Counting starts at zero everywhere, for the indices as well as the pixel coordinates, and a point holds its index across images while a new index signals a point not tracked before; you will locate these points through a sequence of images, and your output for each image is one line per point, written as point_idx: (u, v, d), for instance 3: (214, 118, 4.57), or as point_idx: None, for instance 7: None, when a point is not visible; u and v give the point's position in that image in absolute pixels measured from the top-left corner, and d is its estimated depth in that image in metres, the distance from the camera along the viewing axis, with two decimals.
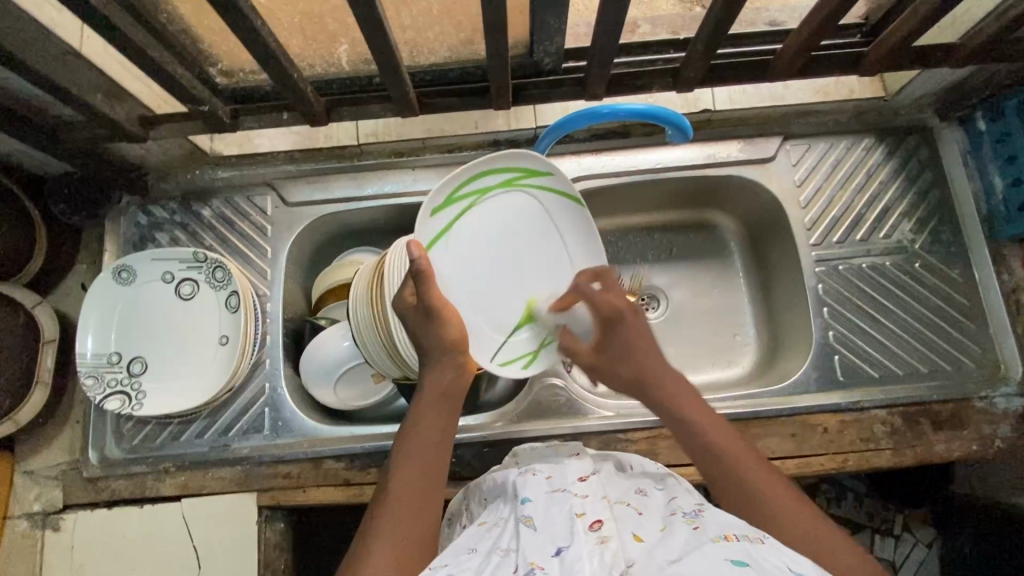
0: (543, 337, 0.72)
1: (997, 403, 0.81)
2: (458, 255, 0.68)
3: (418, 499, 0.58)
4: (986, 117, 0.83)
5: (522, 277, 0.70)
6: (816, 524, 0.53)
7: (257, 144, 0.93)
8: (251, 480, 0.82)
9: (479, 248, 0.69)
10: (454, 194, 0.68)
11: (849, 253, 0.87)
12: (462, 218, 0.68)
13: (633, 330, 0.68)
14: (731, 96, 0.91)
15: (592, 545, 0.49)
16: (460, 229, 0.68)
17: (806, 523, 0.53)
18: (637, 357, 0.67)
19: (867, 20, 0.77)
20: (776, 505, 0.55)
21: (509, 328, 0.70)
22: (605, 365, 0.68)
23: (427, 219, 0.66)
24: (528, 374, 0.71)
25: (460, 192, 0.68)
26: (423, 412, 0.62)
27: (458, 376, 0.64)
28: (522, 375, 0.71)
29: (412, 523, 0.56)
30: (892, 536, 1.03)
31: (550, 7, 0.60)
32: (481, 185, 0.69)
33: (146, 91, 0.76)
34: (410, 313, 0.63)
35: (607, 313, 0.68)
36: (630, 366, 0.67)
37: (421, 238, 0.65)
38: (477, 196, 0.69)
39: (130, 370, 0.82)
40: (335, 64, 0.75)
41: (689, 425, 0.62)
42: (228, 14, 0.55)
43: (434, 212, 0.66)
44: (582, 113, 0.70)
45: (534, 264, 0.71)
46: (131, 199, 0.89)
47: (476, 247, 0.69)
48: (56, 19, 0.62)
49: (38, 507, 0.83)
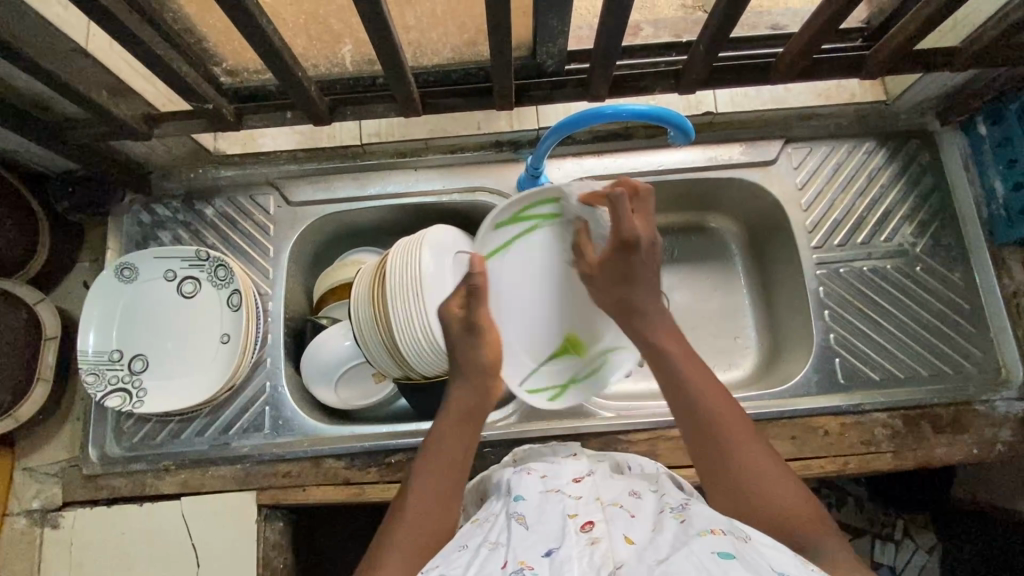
0: (572, 373, 0.81)
1: (998, 407, 0.81)
2: (516, 274, 0.77)
3: (436, 506, 0.59)
4: (989, 122, 0.83)
5: (565, 313, 0.79)
6: (779, 476, 0.58)
7: (262, 143, 0.91)
8: (250, 478, 0.82)
9: (534, 275, 0.77)
10: (522, 213, 0.76)
11: (851, 256, 0.87)
12: (524, 237, 0.76)
13: (640, 259, 0.69)
14: (733, 98, 0.88)
15: (583, 545, 0.49)
16: (521, 245, 0.77)
17: (786, 493, 0.57)
18: (634, 281, 0.70)
19: (869, 25, 0.77)
20: (758, 477, 0.58)
21: (545, 356, 0.80)
22: (598, 278, 0.72)
23: (489, 232, 0.75)
24: (552, 406, 0.80)
25: (528, 212, 0.76)
26: (445, 428, 0.64)
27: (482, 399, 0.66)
28: (546, 406, 0.80)
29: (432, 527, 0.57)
30: (892, 541, 1.02)
31: (554, 8, 0.61)
32: (550, 210, 0.76)
33: (151, 90, 0.76)
34: None
35: (621, 238, 0.68)
36: (624, 285, 0.70)
37: (481, 249, 0.75)
38: (545, 218, 0.77)
39: (132, 367, 0.82)
40: (339, 64, 0.76)
41: (675, 373, 0.64)
42: (235, 14, 0.56)
43: (499, 227, 0.75)
44: (585, 114, 0.69)
45: (579, 299, 0.79)
46: (135, 198, 0.90)
47: (530, 267, 0.77)
48: (62, 16, 0.62)
49: (38, 503, 0.83)
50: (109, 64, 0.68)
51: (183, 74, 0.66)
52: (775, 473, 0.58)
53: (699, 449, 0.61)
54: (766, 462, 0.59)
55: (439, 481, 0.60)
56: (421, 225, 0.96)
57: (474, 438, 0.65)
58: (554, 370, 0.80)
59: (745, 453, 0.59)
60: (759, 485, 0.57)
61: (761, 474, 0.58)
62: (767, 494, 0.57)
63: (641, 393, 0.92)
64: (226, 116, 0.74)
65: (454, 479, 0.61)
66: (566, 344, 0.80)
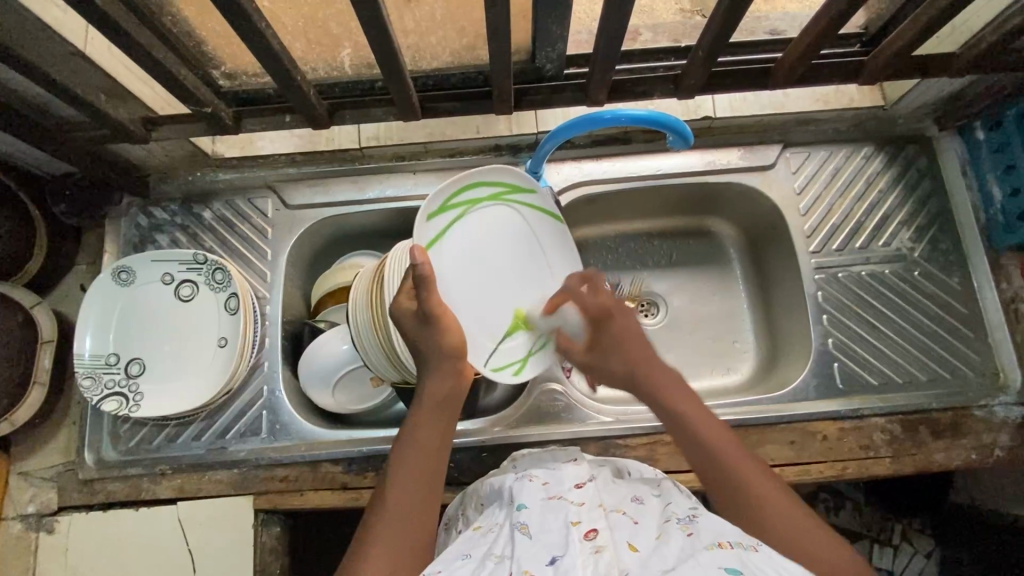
0: (529, 347, 0.74)
1: (997, 412, 0.81)
2: (460, 259, 0.70)
3: (415, 501, 0.59)
4: (986, 128, 0.84)
5: (509, 289, 0.73)
6: (809, 528, 0.55)
7: (260, 146, 0.90)
8: (247, 483, 0.82)
9: (470, 255, 0.70)
10: (448, 202, 0.69)
11: (850, 260, 0.88)
12: (456, 226, 0.70)
13: (619, 332, 0.70)
14: (732, 103, 0.88)
15: (587, 554, 0.48)
16: (453, 235, 0.70)
17: (806, 536, 0.54)
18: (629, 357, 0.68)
19: (868, 29, 0.77)
20: (781, 522, 0.55)
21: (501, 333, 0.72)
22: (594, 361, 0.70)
23: (424, 225, 0.67)
24: (518, 381, 0.73)
25: (453, 200, 0.69)
26: (422, 419, 0.62)
27: (458, 384, 0.64)
28: (513, 382, 0.73)
29: (411, 525, 0.57)
30: (891, 546, 1.02)
31: (553, 13, 0.61)
32: (471, 197, 0.71)
33: (150, 93, 0.76)
34: (407, 318, 0.63)
35: (596, 312, 0.70)
36: (619, 356, 0.69)
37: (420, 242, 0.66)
38: (468, 206, 0.71)
39: (128, 371, 0.82)
40: (338, 68, 0.76)
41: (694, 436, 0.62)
42: (235, 18, 0.56)
43: (431, 218, 0.67)
44: (583, 119, 0.70)
45: (518, 275, 0.74)
46: (133, 201, 0.90)
47: (467, 254, 0.70)
48: (61, 20, 0.62)
49: (33, 508, 0.82)
50: (108, 67, 0.68)
51: (183, 78, 0.66)
52: (795, 516, 0.55)
53: (718, 492, 0.59)
54: (793, 515, 0.56)
55: (417, 476, 0.60)
56: (419, 229, 0.96)
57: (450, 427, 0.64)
58: (512, 347, 0.73)
59: (763, 495, 0.57)
60: (782, 530, 0.55)
61: (781, 516, 0.55)
62: (789, 537, 0.54)
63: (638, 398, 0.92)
64: (225, 119, 0.74)
65: (431, 472, 0.61)
66: (518, 320, 0.73)
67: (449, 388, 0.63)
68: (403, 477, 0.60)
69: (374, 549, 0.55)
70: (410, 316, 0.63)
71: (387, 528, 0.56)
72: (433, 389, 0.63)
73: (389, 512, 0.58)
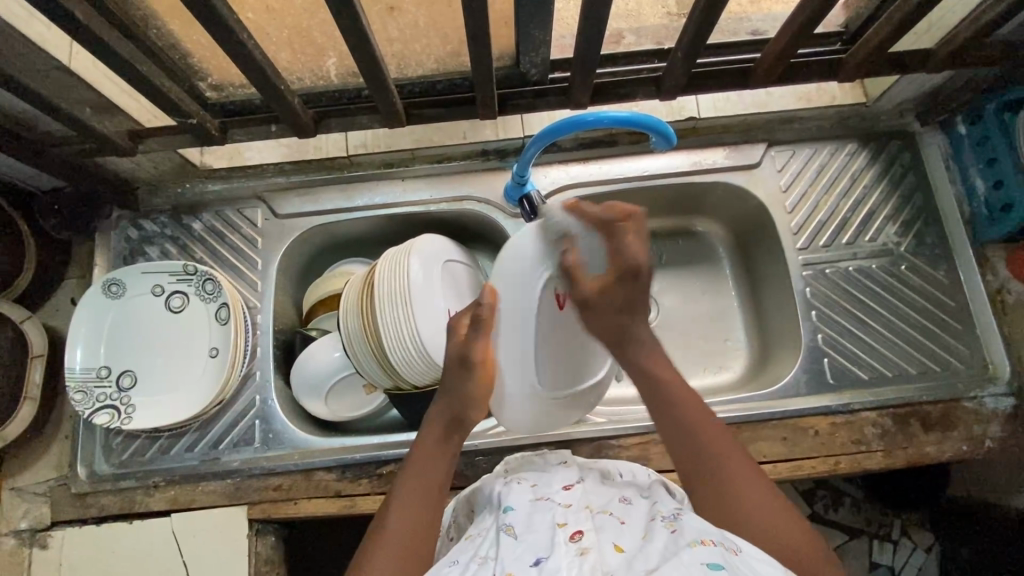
0: None
1: (986, 403, 0.82)
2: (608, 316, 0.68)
3: (417, 507, 0.60)
4: (968, 121, 0.84)
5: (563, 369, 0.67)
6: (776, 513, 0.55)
7: (248, 157, 0.91)
8: (241, 493, 0.82)
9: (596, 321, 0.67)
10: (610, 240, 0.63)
11: (837, 256, 0.88)
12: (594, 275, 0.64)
13: (642, 290, 0.62)
14: (716, 103, 0.89)
15: (572, 555, 0.48)
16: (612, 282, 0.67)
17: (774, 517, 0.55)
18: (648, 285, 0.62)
19: (847, 28, 0.78)
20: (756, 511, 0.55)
21: None
22: (600, 310, 0.61)
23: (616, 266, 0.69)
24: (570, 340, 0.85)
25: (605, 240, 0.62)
26: (424, 447, 0.65)
27: (467, 407, 0.66)
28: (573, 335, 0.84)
29: (422, 520, 0.59)
30: (890, 541, 1.02)
31: (535, 18, 0.61)
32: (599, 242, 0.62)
33: (135, 105, 0.76)
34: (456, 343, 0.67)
35: (627, 264, 0.60)
36: (634, 287, 0.61)
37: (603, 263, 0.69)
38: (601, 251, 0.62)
39: (120, 384, 0.82)
40: (323, 77, 0.76)
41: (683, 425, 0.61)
42: (219, 31, 0.56)
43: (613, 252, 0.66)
44: (567, 121, 0.68)
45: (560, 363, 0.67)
46: (122, 214, 0.90)
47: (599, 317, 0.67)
48: (44, 35, 0.62)
49: (26, 524, 0.82)
50: (93, 82, 0.69)
51: (167, 90, 0.66)
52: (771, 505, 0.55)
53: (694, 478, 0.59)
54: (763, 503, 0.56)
55: (422, 483, 0.62)
56: (410, 234, 0.97)
57: (454, 452, 0.65)
58: None
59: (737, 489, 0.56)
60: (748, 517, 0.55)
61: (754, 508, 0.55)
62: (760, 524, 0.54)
63: (632, 399, 0.92)
64: (210, 130, 0.74)
65: (440, 482, 0.62)
66: None
67: (460, 414, 0.66)
68: (410, 485, 0.62)
69: (381, 551, 0.56)
70: (452, 357, 0.66)
71: (398, 527, 0.58)
72: (437, 416, 0.66)
73: (407, 510, 0.59)
